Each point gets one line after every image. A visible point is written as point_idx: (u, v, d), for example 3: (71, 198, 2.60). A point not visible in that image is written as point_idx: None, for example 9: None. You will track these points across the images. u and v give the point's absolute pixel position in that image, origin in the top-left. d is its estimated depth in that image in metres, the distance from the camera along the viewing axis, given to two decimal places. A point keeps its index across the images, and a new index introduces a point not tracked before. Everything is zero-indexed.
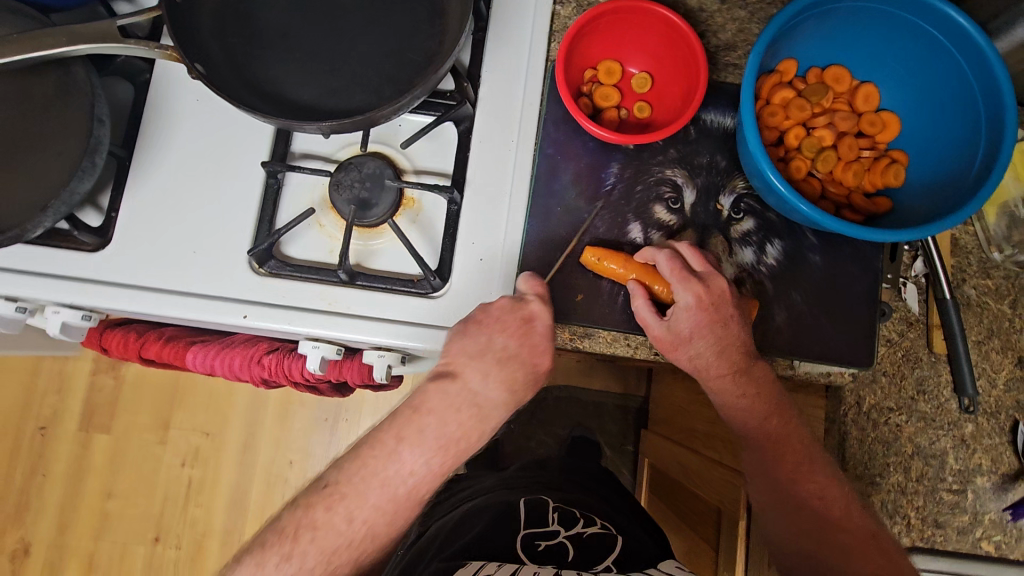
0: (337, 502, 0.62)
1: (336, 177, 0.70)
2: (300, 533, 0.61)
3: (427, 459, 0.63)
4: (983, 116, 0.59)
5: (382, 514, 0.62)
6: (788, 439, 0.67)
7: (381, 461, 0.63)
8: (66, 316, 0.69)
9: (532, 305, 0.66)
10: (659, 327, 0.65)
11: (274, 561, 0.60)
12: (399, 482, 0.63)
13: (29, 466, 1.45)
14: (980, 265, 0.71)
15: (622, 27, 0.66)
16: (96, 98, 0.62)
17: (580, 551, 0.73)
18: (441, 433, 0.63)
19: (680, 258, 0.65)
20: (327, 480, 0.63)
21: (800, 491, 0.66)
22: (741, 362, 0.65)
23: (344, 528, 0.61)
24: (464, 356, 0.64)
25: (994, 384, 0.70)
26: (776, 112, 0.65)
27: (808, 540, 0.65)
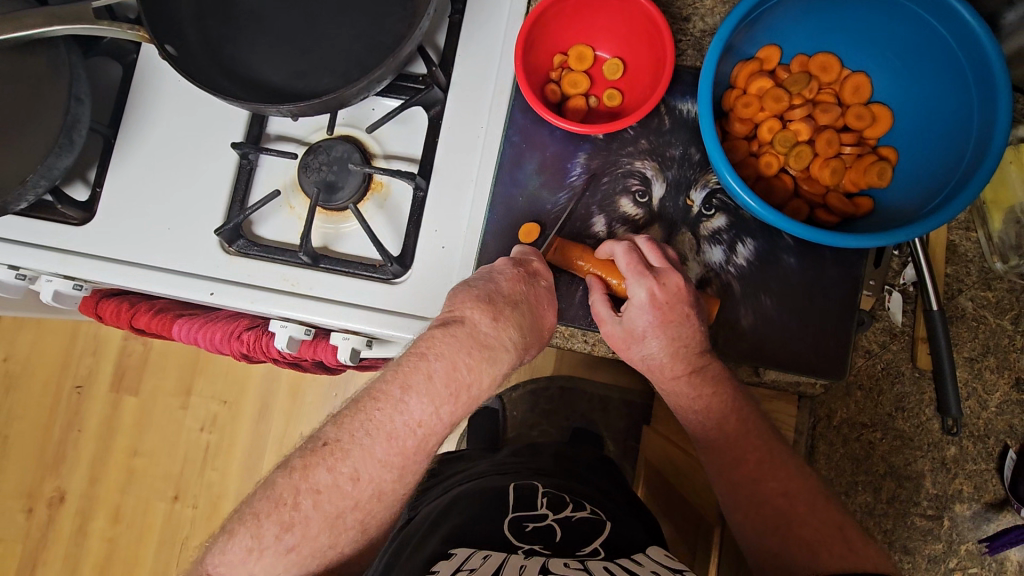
0: (340, 461, 0.55)
1: (306, 160, 0.71)
2: (301, 499, 0.54)
3: (436, 407, 0.56)
4: (976, 112, 0.54)
5: (388, 470, 0.56)
6: (747, 436, 0.64)
7: (388, 413, 0.56)
8: (58, 284, 0.75)
9: (535, 264, 0.64)
10: (613, 325, 0.63)
11: (273, 533, 0.53)
12: (407, 434, 0.56)
13: (67, 419, 1.46)
14: (980, 276, 0.66)
15: (591, 10, 0.65)
16: (76, 78, 0.65)
17: (568, 533, 0.61)
18: (453, 377, 0.57)
19: (638, 252, 0.62)
20: (326, 437, 0.56)
21: (761, 489, 0.62)
22: (696, 363, 0.63)
23: (351, 488, 0.55)
24: (472, 301, 0.59)
25: (985, 406, 0.65)
26: (750, 103, 0.60)
27: (772, 538, 0.60)
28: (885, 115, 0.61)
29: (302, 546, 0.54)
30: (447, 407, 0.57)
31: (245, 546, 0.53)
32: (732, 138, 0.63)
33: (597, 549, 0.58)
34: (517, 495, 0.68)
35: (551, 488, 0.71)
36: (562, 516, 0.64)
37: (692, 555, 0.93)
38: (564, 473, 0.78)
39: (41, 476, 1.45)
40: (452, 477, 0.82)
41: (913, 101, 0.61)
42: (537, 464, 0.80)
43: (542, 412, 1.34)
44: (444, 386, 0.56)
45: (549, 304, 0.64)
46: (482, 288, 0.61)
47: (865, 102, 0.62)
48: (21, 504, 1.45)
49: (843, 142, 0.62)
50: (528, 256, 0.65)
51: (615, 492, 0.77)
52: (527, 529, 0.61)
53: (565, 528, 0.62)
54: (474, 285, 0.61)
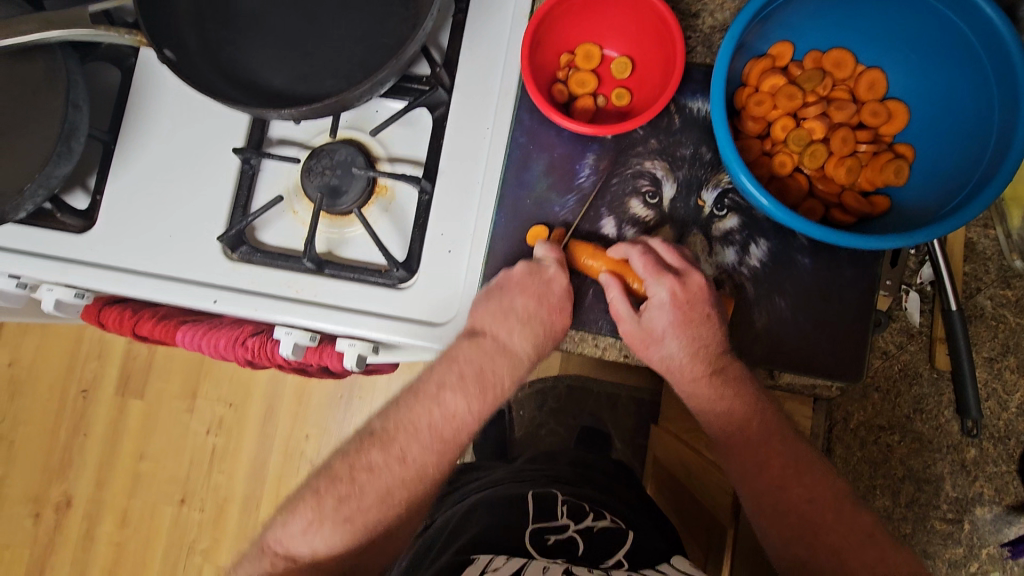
0: (389, 446, 0.61)
1: (309, 163, 0.69)
2: (357, 475, 0.60)
3: (468, 402, 0.62)
4: (997, 107, 0.53)
5: (428, 457, 0.62)
6: (771, 439, 0.63)
7: (427, 408, 0.62)
8: (60, 293, 0.73)
9: (550, 271, 0.62)
10: (632, 324, 0.62)
11: (331, 504, 0.59)
12: (444, 427, 0.62)
13: (73, 425, 1.45)
14: (999, 274, 0.64)
15: (597, 8, 0.64)
16: (73, 84, 0.64)
17: (592, 545, 0.60)
18: (483, 378, 0.62)
19: (655, 253, 0.62)
20: (374, 427, 0.63)
21: (787, 497, 0.60)
22: (717, 363, 0.62)
23: (399, 470, 0.61)
24: (491, 315, 0.62)
25: (1005, 407, 0.63)
26: (763, 101, 0.59)
27: (798, 546, 0.59)
28: (901, 111, 0.60)
29: (357, 518, 0.59)
30: (478, 404, 0.62)
31: (307, 517, 0.60)
32: (744, 137, 0.62)
33: (620, 561, 0.58)
34: (536, 504, 0.67)
35: (569, 497, 0.70)
36: (584, 526, 0.63)
37: (705, 558, 0.92)
38: (583, 480, 0.77)
39: (48, 480, 1.45)
40: (469, 485, 0.82)
41: (930, 97, 0.59)
42: (549, 469, 0.79)
43: (550, 411, 1.32)
44: (476, 386, 0.62)
45: (563, 313, 0.63)
46: (498, 302, 0.62)
47: (880, 99, 0.61)
48: (29, 509, 1.44)
49: (859, 140, 0.60)
50: (544, 261, 0.63)
51: (627, 495, 0.76)
52: (548, 541, 0.60)
53: (587, 539, 0.61)
54: (488, 297, 0.62)
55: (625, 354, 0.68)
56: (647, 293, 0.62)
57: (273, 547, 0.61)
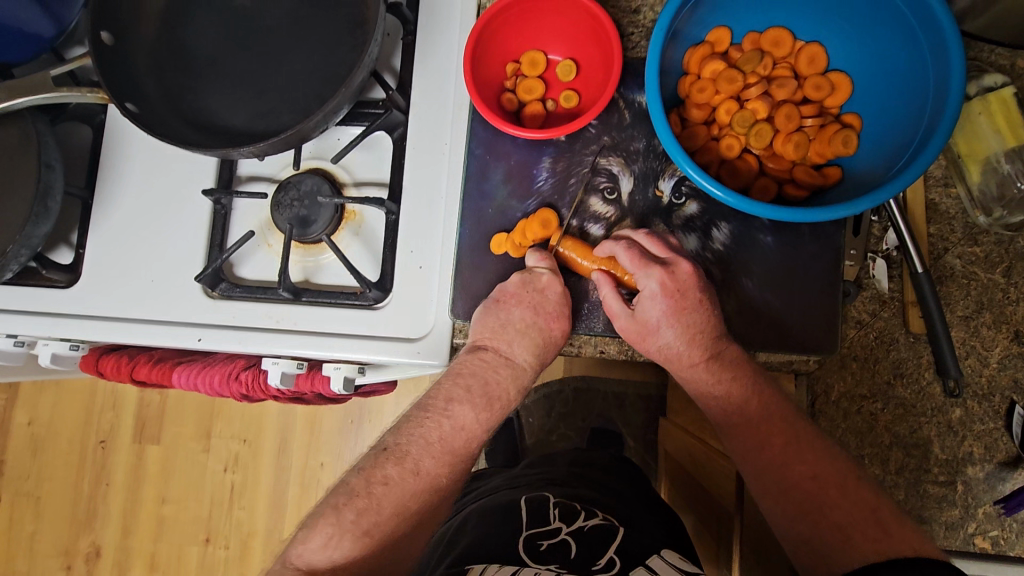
0: (401, 460, 0.61)
1: (277, 198, 0.71)
2: (373, 488, 0.59)
3: (476, 415, 0.64)
4: (932, 69, 0.54)
5: (442, 465, 0.62)
6: (770, 420, 0.61)
7: (435, 420, 0.63)
8: (55, 346, 0.76)
9: (543, 278, 0.65)
10: (625, 319, 0.62)
11: (350, 517, 0.58)
12: (455, 436, 0.63)
13: (94, 476, 1.48)
14: (966, 232, 0.64)
15: (536, 16, 0.66)
16: (43, 146, 0.67)
17: (583, 547, 0.60)
18: (487, 390, 0.64)
19: (640, 247, 0.62)
20: (387, 443, 0.63)
21: (790, 474, 0.59)
22: (713, 348, 0.62)
23: (413, 481, 0.60)
24: (490, 328, 0.64)
25: (986, 363, 0.64)
26: (705, 87, 0.60)
27: (803, 525, 0.57)
28: (843, 83, 0.61)
29: (375, 530, 0.58)
30: (485, 416, 0.64)
31: (326, 532, 0.57)
32: (691, 124, 0.63)
33: (612, 559, 0.58)
34: (529, 510, 0.67)
35: (562, 499, 0.70)
36: (575, 527, 0.63)
37: (716, 547, 0.92)
38: (579, 480, 0.77)
39: (76, 532, 1.48)
40: (467, 496, 0.83)
41: (871, 66, 0.60)
42: (546, 476, 0.79)
43: (559, 415, 1.33)
44: (481, 397, 0.64)
45: (557, 318, 0.64)
46: (495, 313, 0.65)
47: (821, 72, 0.62)
48: (60, 562, 1.48)
49: (804, 115, 0.61)
50: (537, 271, 0.65)
51: (629, 490, 0.77)
52: (541, 547, 0.60)
53: (579, 540, 0.60)
54: (487, 306, 0.65)
55: (601, 351, 0.68)
56: (637, 285, 0.62)
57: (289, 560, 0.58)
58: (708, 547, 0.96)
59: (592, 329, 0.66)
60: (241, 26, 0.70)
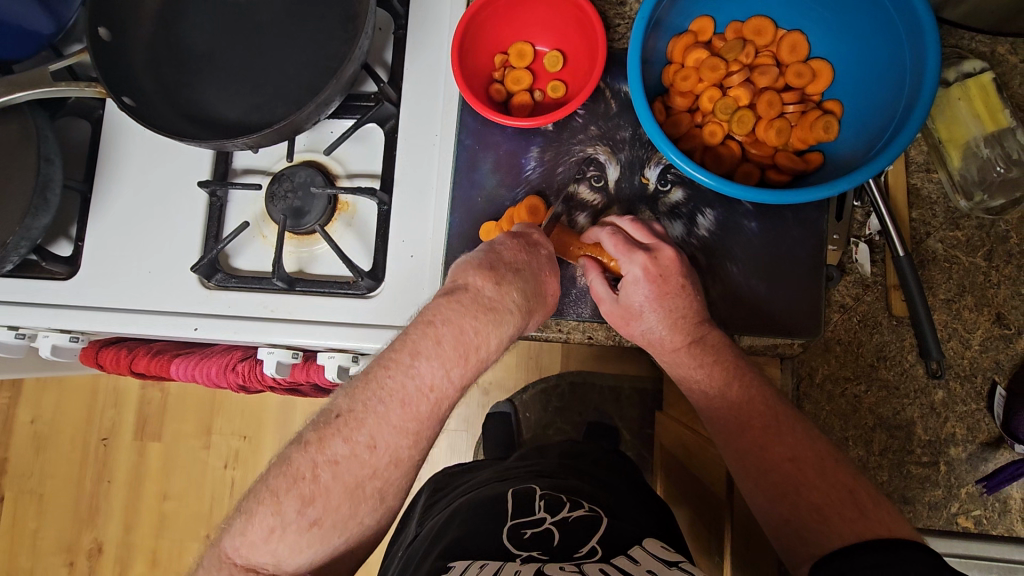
0: (355, 431, 0.55)
1: (272, 189, 0.72)
2: (320, 472, 0.54)
3: (447, 370, 0.56)
4: (909, 54, 0.55)
5: (403, 436, 0.55)
6: (751, 404, 0.62)
7: (399, 379, 0.55)
8: (55, 338, 0.77)
9: (534, 235, 0.63)
10: (611, 303, 0.64)
11: (295, 507, 0.54)
12: (420, 400, 0.55)
13: (96, 472, 1.50)
14: (947, 216, 0.65)
15: (522, 8, 0.68)
16: (43, 140, 0.69)
17: (566, 536, 0.60)
18: (462, 341, 0.56)
19: (624, 233, 0.63)
20: (340, 409, 0.55)
21: (769, 456, 0.59)
22: (695, 333, 0.63)
23: (368, 457, 0.55)
24: (473, 271, 0.59)
25: (968, 345, 0.65)
26: (688, 75, 0.61)
27: (781, 505, 0.58)
28: (824, 70, 0.62)
29: (324, 520, 0.55)
30: (458, 371, 0.56)
31: (268, 524, 0.54)
32: (674, 112, 0.64)
33: (594, 548, 0.58)
34: (515, 503, 0.68)
35: (548, 490, 0.70)
36: (560, 518, 0.63)
37: (708, 535, 0.92)
38: (568, 473, 0.78)
39: (79, 529, 1.49)
40: (461, 485, 0.83)
41: (850, 53, 0.61)
42: (539, 465, 0.80)
43: (556, 409, 1.33)
44: (454, 350, 0.56)
45: (550, 270, 0.63)
46: (482, 258, 0.60)
47: (803, 60, 0.63)
48: (63, 558, 1.49)
49: (785, 102, 0.62)
50: (527, 231, 0.64)
51: (620, 484, 0.78)
52: (525, 536, 0.61)
53: (563, 530, 0.61)
54: (473, 257, 0.61)
55: (589, 337, 0.69)
56: (621, 271, 0.63)
57: (229, 558, 0.56)
58: (701, 535, 0.97)
59: (580, 315, 0.68)
60: (235, 21, 0.72)
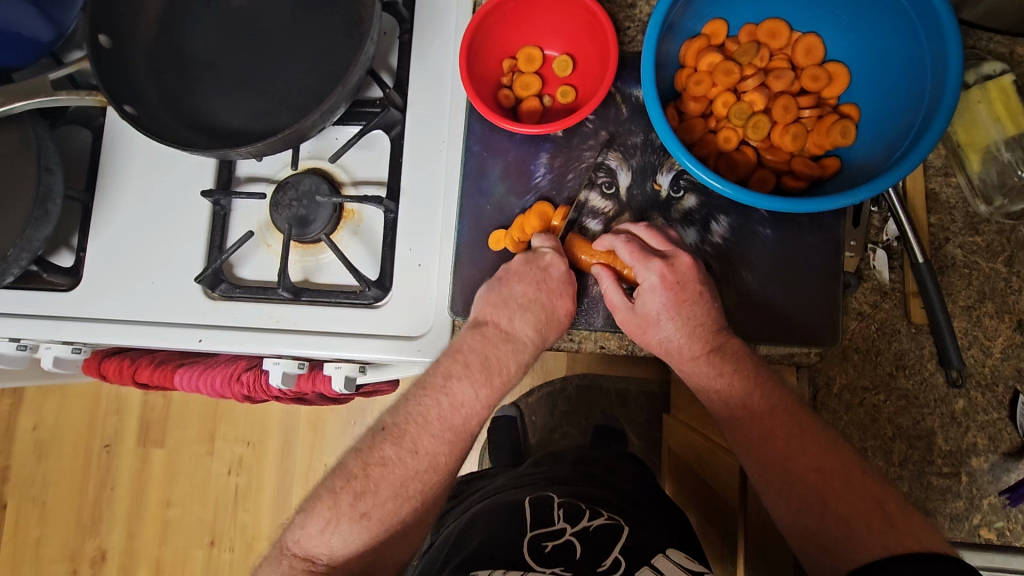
0: (400, 439, 0.61)
1: (275, 198, 0.71)
2: (370, 470, 0.60)
3: (476, 390, 0.62)
4: (929, 57, 0.54)
5: (441, 444, 0.61)
6: (773, 414, 0.61)
7: (434, 398, 0.61)
8: (58, 349, 0.76)
9: (547, 257, 0.63)
10: (626, 312, 0.62)
11: (348, 501, 0.59)
12: (453, 414, 0.61)
13: (99, 480, 1.49)
14: (967, 221, 0.64)
15: (531, 11, 0.66)
16: (42, 149, 0.67)
17: (588, 546, 0.59)
18: (488, 364, 0.62)
19: (639, 241, 0.62)
20: (385, 422, 0.62)
21: (793, 467, 0.58)
22: (714, 342, 0.61)
23: (412, 460, 0.60)
24: (491, 304, 0.63)
25: (989, 353, 0.63)
26: (703, 79, 0.60)
27: (808, 518, 0.57)
28: (841, 73, 0.61)
29: (373, 513, 0.59)
30: (485, 392, 0.62)
31: (324, 516, 0.59)
32: (688, 117, 0.62)
33: (617, 560, 0.57)
34: (533, 511, 0.66)
35: (566, 497, 0.69)
36: (580, 528, 0.62)
37: (721, 543, 0.91)
38: (585, 479, 0.76)
39: (82, 536, 1.48)
40: (471, 496, 0.82)
41: (867, 56, 0.60)
42: (553, 472, 0.79)
43: (562, 414, 1.32)
44: (482, 372, 0.62)
45: (564, 296, 0.63)
46: (499, 288, 0.64)
47: (819, 63, 0.62)
48: (66, 566, 1.48)
49: (801, 106, 0.61)
50: (540, 249, 0.64)
51: (637, 490, 0.76)
52: (545, 548, 0.59)
53: (584, 541, 0.60)
54: (490, 289, 0.64)
55: (601, 346, 0.68)
56: (636, 279, 0.62)
57: (291, 548, 0.60)
58: (713, 543, 0.96)
59: (592, 324, 0.66)
60: (238, 26, 0.70)
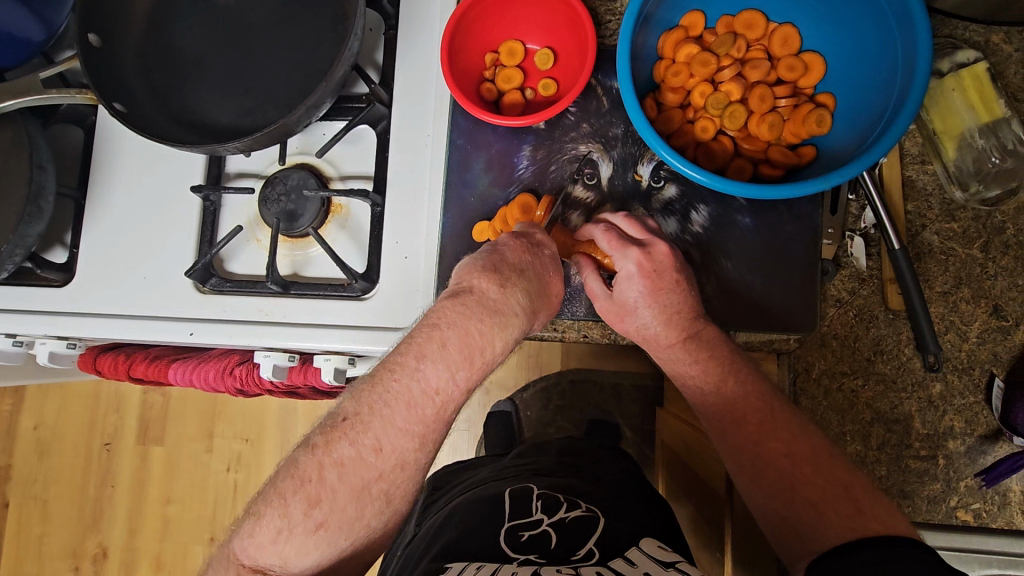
0: (361, 435, 0.53)
1: (264, 193, 0.72)
2: (325, 474, 0.53)
3: (452, 373, 0.54)
4: (901, 46, 0.55)
5: (408, 439, 0.54)
6: (747, 400, 0.61)
7: (404, 383, 0.53)
8: (52, 345, 0.77)
9: (538, 235, 0.62)
10: (604, 300, 0.63)
11: (301, 510, 0.53)
12: (425, 402, 0.54)
13: (100, 477, 1.50)
14: (943, 208, 0.65)
15: (512, 5, 0.67)
16: (34, 148, 0.68)
17: (563, 537, 0.60)
18: (468, 344, 0.54)
19: (617, 230, 0.62)
20: (346, 412, 0.54)
21: (764, 452, 0.59)
22: (690, 329, 0.62)
23: (374, 460, 0.54)
24: (478, 272, 0.57)
25: (965, 338, 0.64)
26: (680, 70, 0.61)
27: (776, 501, 0.58)
28: (816, 63, 0.61)
29: (330, 521, 0.54)
30: (464, 374, 0.54)
31: (275, 525, 0.53)
32: (666, 108, 0.63)
33: (591, 551, 0.58)
34: (512, 503, 0.67)
35: (546, 489, 0.70)
36: (556, 519, 0.63)
37: (710, 531, 0.92)
38: (566, 471, 0.78)
39: (83, 533, 1.50)
40: (460, 486, 0.83)
41: (842, 45, 0.61)
42: (539, 463, 0.80)
43: (556, 408, 1.33)
44: (459, 353, 0.54)
45: (554, 271, 0.62)
46: (487, 259, 0.58)
47: (795, 53, 0.62)
48: (68, 563, 1.50)
49: (778, 96, 0.62)
50: (529, 230, 0.63)
51: (622, 481, 0.77)
52: (522, 538, 0.61)
53: (560, 531, 0.61)
54: (477, 259, 0.59)
55: (584, 334, 0.69)
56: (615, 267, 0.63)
57: (240, 558, 0.55)
58: (702, 533, 0.97)
59: (575, 314, 0.68)
60: (225, 23, 0.72)
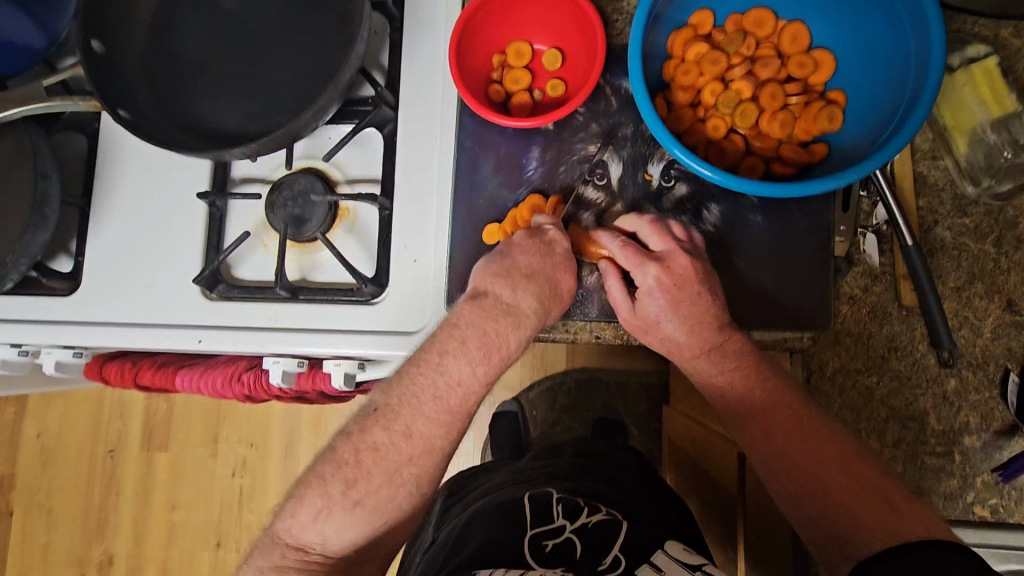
0: (392, 421, 0.59)
1: (271, 198, 0.71)
2: (361, 457, 0.59)
3: (473, 368, 0.60)
4: (914, 42, 0.55)
5: (437, 426, 0.59)
6: (773, 406, 0.61)
7: (429, 376, 0.59)
8: (58, 354, 0.76)
9: (549, 232, 0.63)
10: (627, 311, 0.63)
11: (340, 490, 0.58)
12: (450, 394, 0.60)
13: (105, 484, 1.50)
14: (955, 203, 0.65)
15: (519, 6, 0.67)
16: (38, 156, 0.68)
17: (588, 545, 0.60)
18: (486, 341, 0.60)
19: (636, 244, 0.63)
20: (377, 403, 0.60)
21: (794, 458, 0.59)
22: (714, 340, 0.62)
23: (405, 445, 0.59)
24: (492, 277, 0.61)
25: (979, 334, 0.64)
26: (690, 69, 0.61)
27: (813, 508, 0.57)
28: (827, 60, 0.61)
29: (366, 501, 0.58)
30: (483, 369, 0.60)
31: (316, 506, 0.58)
32: (676, 107, 0.63)
33: (617, 559, 0.58)
34: (532, 509, 0.67)
35: (565, 493, 0.70)
36: (578, 525, 0.63)
37: (721, 530, 0.92)
38: (579, 473, 0.77)
39: (89, 541, 1.49)
40: (475, 490, 0.83)
41: (852, 42, 0.61)
42: (553, 466, 0.80)
43: (562, 408, 1.33)
44: (479, 349, 0.60)
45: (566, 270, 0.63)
46: (499, 263, 0.62)
47: (805, 51, 0.62)
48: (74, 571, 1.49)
49: (788, 93, 0.62)
50: (543, 226, 0.64)
51: (635, 482, 0.77)
52: (546, 547, 0.60)
53: (583, 538, 0.61)
54: (490, 262, 0.63)
55: (597, 336, 0.69)
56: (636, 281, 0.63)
57: (282, 538, 0.59)
58: (713, 531, 0.97)
59: (587, 314, 0.67)
60: (229, 28, 0.71)
